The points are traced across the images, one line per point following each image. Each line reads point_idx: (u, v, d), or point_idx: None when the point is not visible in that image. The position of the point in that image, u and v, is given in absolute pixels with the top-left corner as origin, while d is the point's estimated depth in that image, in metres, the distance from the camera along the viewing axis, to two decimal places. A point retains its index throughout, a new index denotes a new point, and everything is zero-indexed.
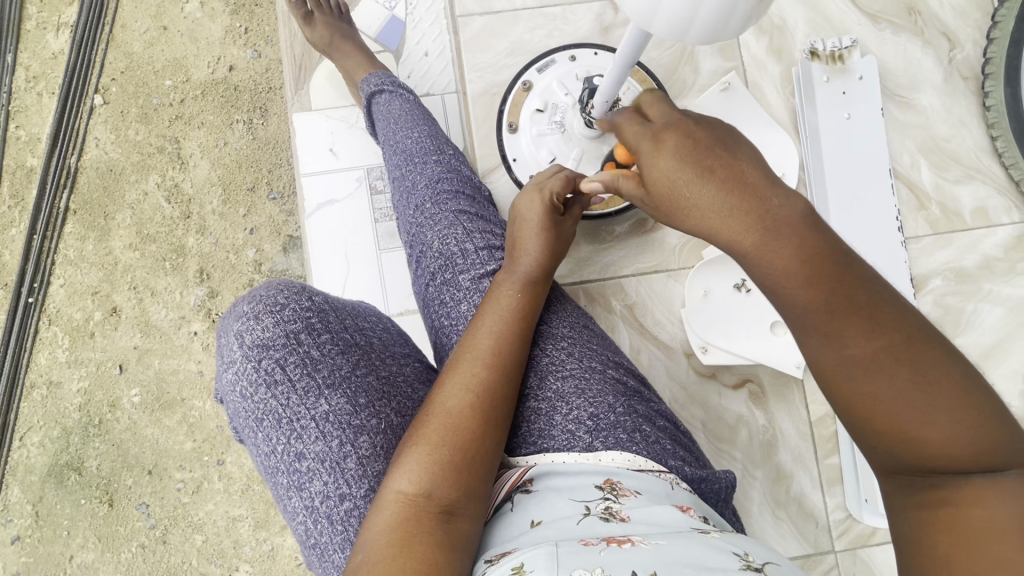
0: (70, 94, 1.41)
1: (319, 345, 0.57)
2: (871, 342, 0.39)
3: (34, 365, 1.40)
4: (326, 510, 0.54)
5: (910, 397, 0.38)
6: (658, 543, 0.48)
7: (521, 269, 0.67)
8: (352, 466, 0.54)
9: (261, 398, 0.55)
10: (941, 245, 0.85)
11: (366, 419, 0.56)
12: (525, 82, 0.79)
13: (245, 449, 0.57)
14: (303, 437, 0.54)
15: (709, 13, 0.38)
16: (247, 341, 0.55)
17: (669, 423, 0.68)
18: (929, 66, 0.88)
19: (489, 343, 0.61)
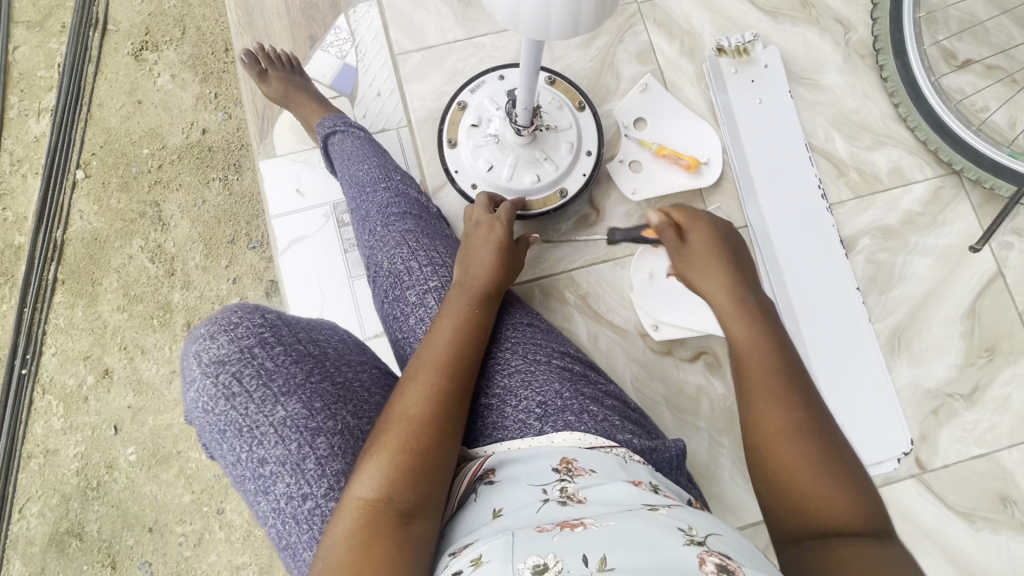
0: (53, 172, 1.50)
1: (273, 357, 0.62)
2: (792, 411, 0.55)
3: (30, 436, 1.43)
4: (291, 511, 0.57)
5: (819, 460, 0.52)
6: (608, 524, 0.50)
7: (474, 287, 0.73)
8: (311, 467, 0.58)
9: (223, 412, 0.59)
10: (865, 207, 0.92)
11: (323, 421, 0.60)
12: (460, 102, 0.87)
13: (215, 462, 0.62)
14: (264, 443, 0.58)
15: (558, 26, 0.44)
16: (203, 359, 0.60)
17: (618, 403, 0.74)
18: (828, 49, 0.97)
19: (440, 351, 0.65)
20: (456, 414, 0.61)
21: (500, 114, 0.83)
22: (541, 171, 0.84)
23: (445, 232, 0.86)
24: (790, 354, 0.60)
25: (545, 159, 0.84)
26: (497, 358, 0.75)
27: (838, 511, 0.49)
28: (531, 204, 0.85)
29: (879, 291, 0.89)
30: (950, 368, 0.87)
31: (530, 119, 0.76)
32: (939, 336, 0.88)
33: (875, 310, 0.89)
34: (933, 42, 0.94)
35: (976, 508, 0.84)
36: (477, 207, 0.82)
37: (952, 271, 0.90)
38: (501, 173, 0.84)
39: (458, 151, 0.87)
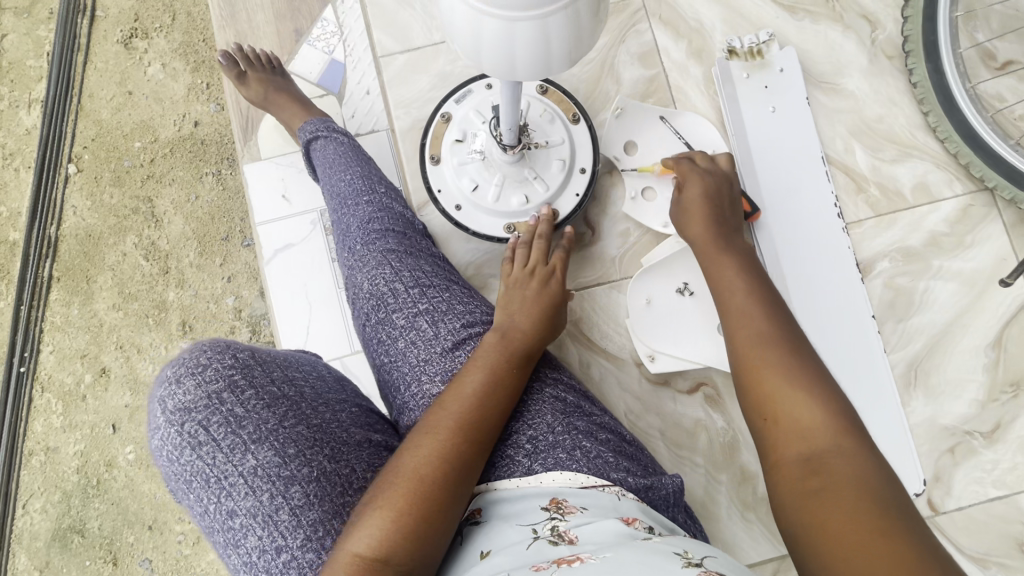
0: (45, 166, 1.46)
1: (242, 402, 0.62)
2: (768, 327, 0.59)
3: (31, 433, 1.44)
4: (265, 564, 0.58)
5: (784, 379, 0.53)
6: (605, 555, 0.48)
7: (507, 336, 0.68)
8: (285, 517, 0.58)
9: (189, 460, 0.61)
10: (885, 226, 0.84)
11: (297, 468, 0.60)
12: (444, 114, 0.81)
13: (187, 511, 0.63)
14: (233, 494, 0.59)
15: (527, 66, 0.41)
16: (169, 407, 0.61)
17: (613, 436, 0.68)
18: (853, 49, 0.88)
19: (467, 409, 0.61)
20: (469, 477, 0.58)
21: (485, 130, 0.77)
22: (530, 191, 0.79)
23: (430, 249, 0.81)
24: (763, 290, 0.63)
25: (535, 177, 0.78)
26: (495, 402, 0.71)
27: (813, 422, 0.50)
28: (519, 229, 0.81)
29: (896, 319, 0.83)
30: (969, 404, 0.81)
31: (516, 138, 0.70)
32: (959, 369, 0.82)
33: (891, 339, 0.83)
34: (972, 43, 0.85)
35: (991, 554, 0.78)
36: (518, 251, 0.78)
37: (978, 297, 0.83)
38: (488, 193, 0.79)
39: (441, 167, 0.82)
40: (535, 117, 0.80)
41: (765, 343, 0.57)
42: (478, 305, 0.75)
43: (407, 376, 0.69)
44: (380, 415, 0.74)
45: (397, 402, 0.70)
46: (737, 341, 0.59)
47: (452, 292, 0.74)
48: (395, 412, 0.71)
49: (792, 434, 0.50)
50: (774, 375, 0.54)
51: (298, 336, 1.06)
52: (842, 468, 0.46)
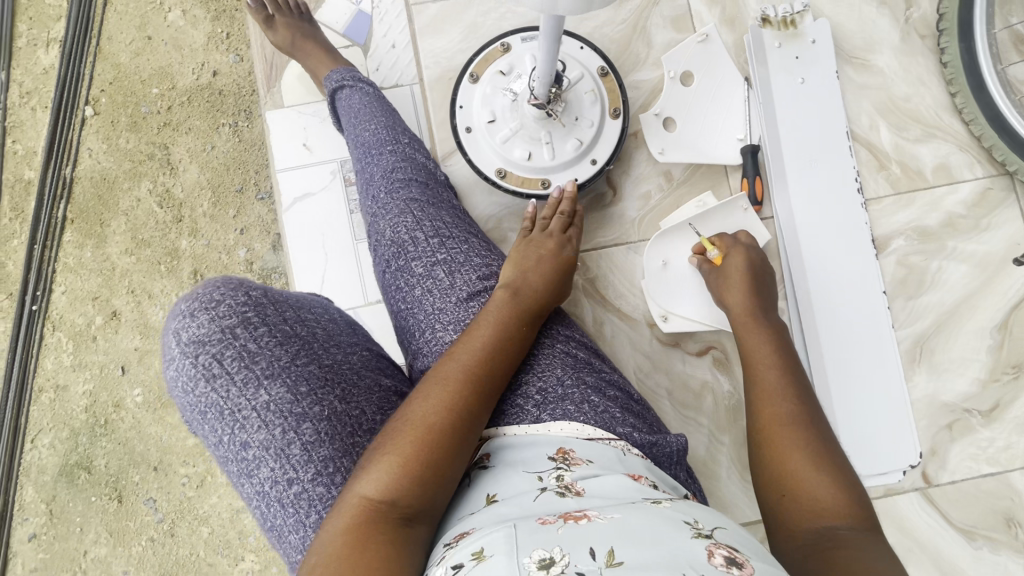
0: (63, 105, 1.44)
1: (256, 338, 0.63)
2: (792, 401, 0.61)
3: (41, 371, 1.46)
4: (277, 495, 0.59)
5: (803, 454, 0.56)
6: (614, 517, 0.48)
7: (518, 293, 0.69)
8: (296, 452, 0.59)
9: (203, 392, 0.61)
10: (903, 205, 0.85)
11: (308, 406, 0.61)
12: (505, 43, 0.81)
13: (200, 441, 0.64)
14: (247, 426, 0.60)
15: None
16: (184, 338, 0.61)
17: (621, 394, 0.69)
18: (885, 26, 0.88)
19: (474, 364, 0.62)
20: (474, 427, 0.59)
21: (529, 75, 0.77)
22: (536, 151, 0.79)
23: (452, 200, 0.81)
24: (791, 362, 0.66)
25: (547, 142, 0.79)
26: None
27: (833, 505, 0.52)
28: (510, 178, 0.81)
29: (907, 296, 0.84)
30: (971, 383, 0.83)
31: (546, 93, 0.70)
32: (962, 349, 0.83)
33: (899, 315, 0.84)
34: (1005, 25, 0.85)
35: (979, 527, 0.81)
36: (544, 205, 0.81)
37: (990, 280, 0.84)
38: (499, 131, 0.79)
39: (475, 88, 0.82)
40: (581, 90, 0.79)
41: (790, 416, 0.60)
42: (496, 261, 0.75)
43: (423, 323, 0.70)
44: (389, 359, 0.75)
45: (412, 348, 0.71)
46: (763, 413, 0.61)
47: (471, 244, 0.75)
48: (408, 357, 0.72)
49: (805, 510, 0.53)
50: (797, 455, 0.56)
51: (313, 286, 1.08)
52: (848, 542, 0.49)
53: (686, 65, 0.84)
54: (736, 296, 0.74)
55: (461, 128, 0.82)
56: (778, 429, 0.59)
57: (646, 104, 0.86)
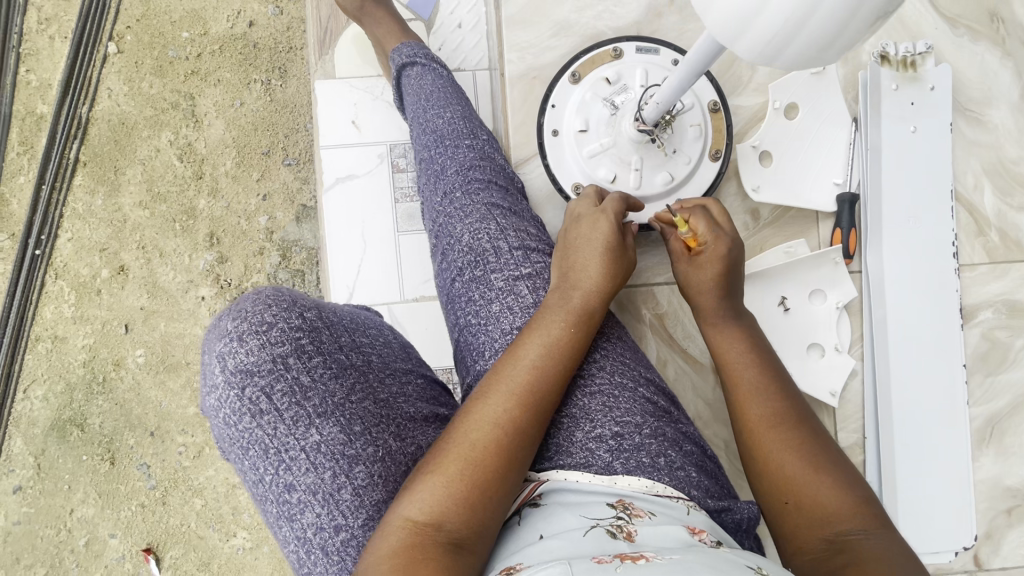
0: (88, 24, 1.24)
1: (309, 370, 0.56)
2: (778, 400, 0.56)
3: (39, 319, 1.27)
4: (320, 541, 0.54)
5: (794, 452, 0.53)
6: (671, 558, 0.44)
7: (570, 294, 0.62)
8: (347, 497, 0.54)
9: (247, 427, 0.54)
10: (996, 275, 0.80)
11: (362, 448, 0.56)
12: (618, 48, 0.75)
13: (233, 471, 0.57)
14: (293, 468, 0.54)
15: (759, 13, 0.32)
16: (230, 366, 0.53)
17: (696, 449, 0.64)
18: (1006, 80, 0.81)
19: (524, 376, 0.56)
20: (528, 451, 0.54)
21: (639, 91, 0.70)
22: (622, 175, 0.72)
23: (530, 211, 0.74)
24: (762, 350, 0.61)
25: (637, 169, 0.71)
26: (577, 383, 0.64)
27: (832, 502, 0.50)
28: None
29: (985, 372, 0.80)
30: None
31: (657, 119, 0.64)
32: None
33: (975, 392, 0.80)
34: None
35: None
36: (581, 198, 0.71)
37: None
38: (588, 144, 0.73)
39: (574, 89, 0.75)
40: (687, 121, 0.72)
41: (777, 417, 0.55)
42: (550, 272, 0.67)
43: (496, 342, 0.64)
44: (442, 385, 0.72)
45: (476, 369, 0.65)
46: (746, 414, 0.57)
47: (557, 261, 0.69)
48: (468, 375, 0.66)
49: (810, 517, 0.50)
50: (790, 456, 0.53)
51: (348, 276, 0.99)
52: (865, 551, 0.47)
53: (792, 96, 0.78)
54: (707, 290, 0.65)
55: (547, 129, 0.76)
56: (766, 434, 0.55)
57: (742, 132, 0.80)
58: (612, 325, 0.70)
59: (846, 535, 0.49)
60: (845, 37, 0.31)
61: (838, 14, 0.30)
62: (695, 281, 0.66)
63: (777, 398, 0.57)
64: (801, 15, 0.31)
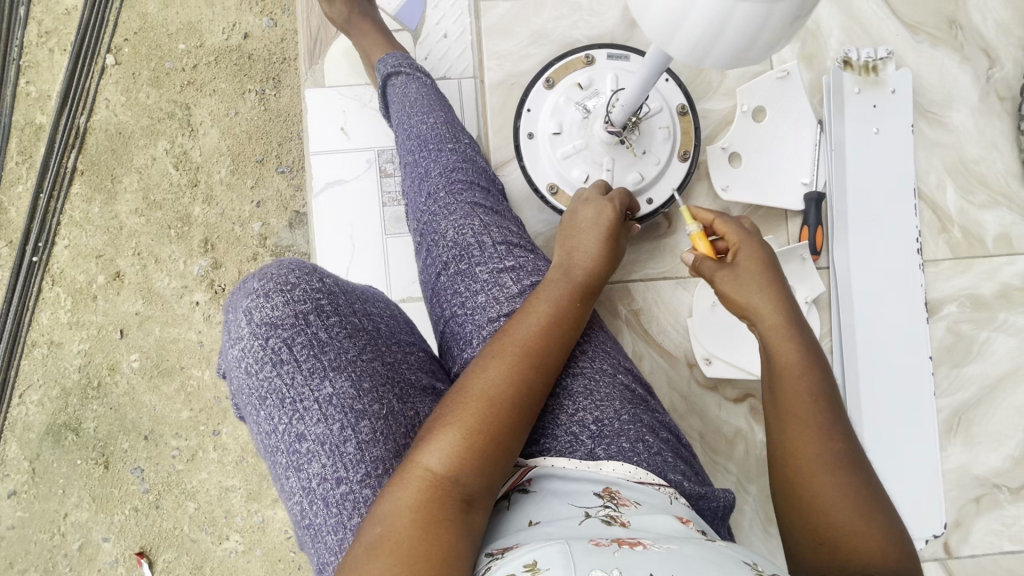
0: (86, 38, 1.28)
1: (327, 328, 0.59)
2: (837, 443, 0.52)
3: (35, 325, 1.29)
4: (321, 492, 0.55)
5: (847, 498, 0.50)
6: (670, 547, 0.46)
7: (569, 270, 0.66)
8: (351, 450, 0.56)
9: (266, 377, 0.57)
10: (960, 270, 0.83)
11: (368, 404, 0.58)
12: (589, 55, 0.79)
13: (245, 426, 0.60)
14: (305, 419, 0.56)
15: (692, 22, 0.36)
16: (256, 318, 0.57)
17: (672, 436, 0.67)
18: (966, 83, 0.85)
19: (532, 337, 0.59)
20: (531, 409, 0.57)
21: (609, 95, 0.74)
22: (594, 175, 0.76)
23: (512, 211, 0.77)
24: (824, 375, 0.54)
25: (609, 169, 0.75)
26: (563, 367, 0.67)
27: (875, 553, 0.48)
28: (561, 196, 0.78)
29: (952, 364, 0.82)
30: (1004, 459, 0.82)
31: (625, 121, 0.67)
32: (998, 423, 0.82)
33: (942, 383, 0.82)
34: None
35: None
36: (590, 186, 0.73)
37: None
38: (562, 146, 0.77)
39: (548, 94, 0.79)
40: (655, 124, 0.76)
41: (834, 462, 0.51)
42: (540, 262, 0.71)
43: (480, 332, 0.66)
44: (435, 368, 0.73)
45: (462, 358, 0.67)
46: (800, 454, 0.52)
47: (538, 256, 0.72)
48: (454, 364, 0.68)
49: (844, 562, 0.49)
50: (845, 504, 0.49)
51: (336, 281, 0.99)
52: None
53: (760, 100, 0.81)
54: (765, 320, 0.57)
55: (523, 132, 0.79)
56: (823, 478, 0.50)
57: (713, 135, 0.84)
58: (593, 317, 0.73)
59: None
60: (762, 38, 0.36)
61: (751, 19, 0.35)
62: (755, 293, 0.58)
63: (835, 439, 0.52)
64: (725, 17, 0.35)
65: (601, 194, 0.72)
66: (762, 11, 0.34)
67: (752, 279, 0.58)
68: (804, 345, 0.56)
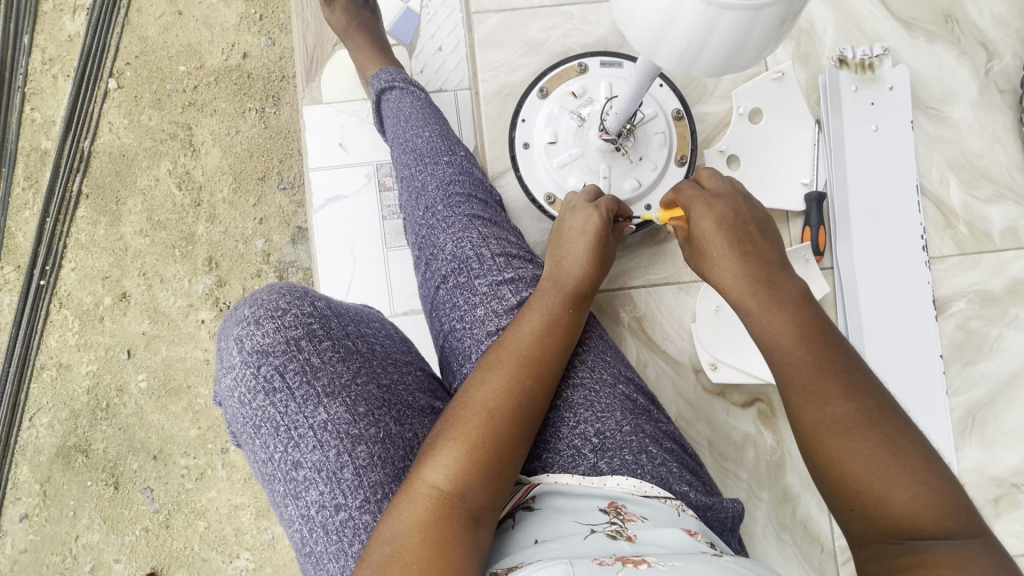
0: (89, 63, 1.29)
1: (320, 353, 0.59)
2: (846, 402, 0.47)
3: (44, 347, 1.30)
4: (321, 520, 0.55)
5: (876, 458, 0.44)
6: (675, 565, 0.45)
7: (565, 279, 0.66)
8: (348, 476, 0.55)
9: (261, 405, 0.57)
10: (967, 266, 0.82)
11: (365, 428, 0.57)
12: (583, 64, 0.79)
13: (243, 455, 0.59)
14: (301, 446, 0.56)
15: (680, 31, 0.36)
16: (247, 347, 0.57)
17: (677, 446, 0.66)
18: (965, 77, 0.84)
19: (529, 348, 0.59)
20: (532, 420, 0.57)
21: (603, 103, 0.74)
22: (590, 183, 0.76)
23: (510, 222, 0.77)
24: (822, 328, 0.51)
25: (606, 177, 0.75)
26: (562, 378, 0.66)
27: (921, 512, 0.43)
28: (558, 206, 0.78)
29: (963, 362, 0.81)
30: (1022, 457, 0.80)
31: (619, 129, 0.67)
32: (1013, 420, 0.80)
33: (955, 382, 0.81)
34: None
35: None
36: (578, 193, 0.73)
37: None
38: (558, 155, 0.77)
39: (543, 104, 0.80)
40: (651, 131, 0.76)
41: (851, 418, 0.46)
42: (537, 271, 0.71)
43: (480, 346, 0.66)
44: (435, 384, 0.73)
45: (463, 373, 0.67)
46: (805, 422, 0.48)
47: (537, 266, 0.72)
48: (455, 380, 0.68)
49: (882, 529, 0.44)
50: (869, 464, 0.44)
51: (337, 296, 0.99)
52: (946, 561, 0.41)
53: (756, 102, 0.81)
54: (749, 292, 0.53)
55: (519, 143, 0.80)
56: (836, 442, 0.46)
57: (710, 138, 0.83)
58: (594, 326, 0.72)
59: (930, 547, 0.42)
60: (750, 44, 0.36)
61: (737, 27, 0.34)
62: (724, 275, 0.54)
63: (841, 399, 0.47)
64: (710, 26, 0.35)
65: (588, 199, 0.72)
66: (746, 20, 0.34)
67: (717, 262, 0.55)
68: (791, 315, 0.51)
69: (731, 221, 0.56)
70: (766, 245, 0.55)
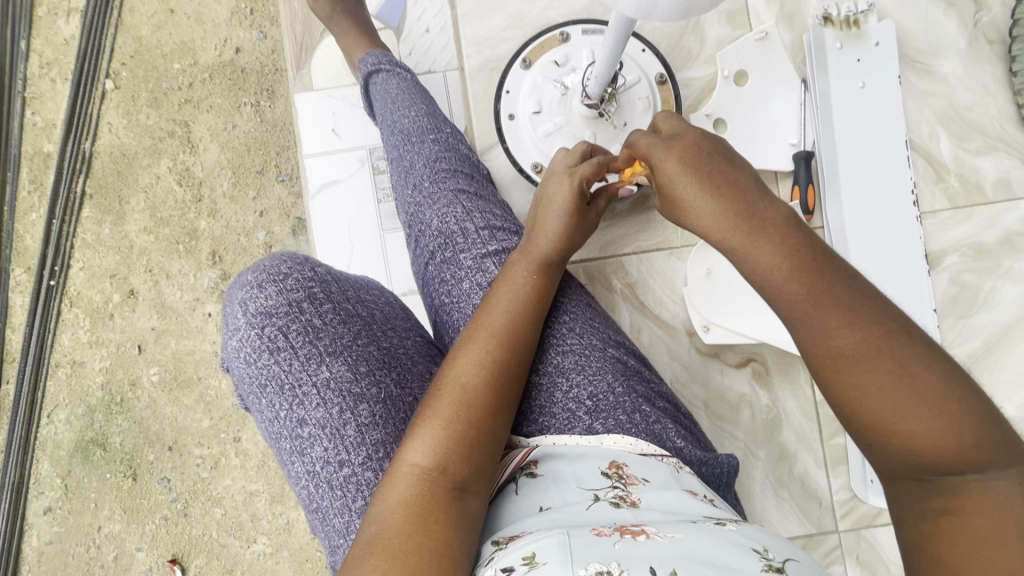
0: (85, 65, 1.31)
1: (321, 315, 0.61)
2: (854, 333, 0.44)
3: (57, 346, 1.33)
4: (326, 476, 0.57)
5: (889, 387, 0.42)
6: (675, 536, 0.46)
7: (538, 249, 0.66)
8: (351, 433, 0.57)
9: (266, 364, 0.59)
10: (960, 220, 0.82)
11: (366, 387, 0.59)
12: (565, 32, 0.80)
13: (251, 416, 0.61)
14: (305, 404, 0.58)
15: None
16: (251, 309, 0.59)
17: (669, 404, 0.67)
18: (952, 30, 0.83)
19: (501, 322, 0.60)
20: (511, 390, 0.58)
21: (585, 69, 0.75)
22: None
23: (496, 195, 0.78)
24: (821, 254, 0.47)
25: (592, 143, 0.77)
26: (545, 345, 0.66)
27: (943, 443, 0.41)
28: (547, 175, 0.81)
29: (957, 315, 0.81)
30: (1019, 407, 0.80)
31: (601, 93, 0.69)
32: (1007, 373, 0.81)
33: (950, 335, 0.81)
34: None
35: None
36: (565, 156, 0.72)
37: None
38: (543, 124, 0.79)
39: (527, 74, 0.81)
40: (635, 96, 0.78)
41: (860, 348, 0.43)
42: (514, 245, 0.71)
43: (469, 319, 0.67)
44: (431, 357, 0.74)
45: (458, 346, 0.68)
46: (812, 352, 0.46)
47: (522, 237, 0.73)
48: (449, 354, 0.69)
49: (904, 460, 0.43)
50: (880, 394, 0.43)
51: None
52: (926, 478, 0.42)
53: (740, 65, 0.81)
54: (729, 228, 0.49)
55: (505, 114, 0.82)
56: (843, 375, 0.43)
57: (697, 102, 0.83)
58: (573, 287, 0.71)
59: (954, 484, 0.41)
60: None
61: None
62: (698, 214, 0.51)
63: (850, 329, 0.44)
64: None
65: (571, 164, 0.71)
66: None
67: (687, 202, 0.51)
68: (777, 244, 0.47)
69: (695, 156, 0.53)
70: (736, 170, 0.52)
